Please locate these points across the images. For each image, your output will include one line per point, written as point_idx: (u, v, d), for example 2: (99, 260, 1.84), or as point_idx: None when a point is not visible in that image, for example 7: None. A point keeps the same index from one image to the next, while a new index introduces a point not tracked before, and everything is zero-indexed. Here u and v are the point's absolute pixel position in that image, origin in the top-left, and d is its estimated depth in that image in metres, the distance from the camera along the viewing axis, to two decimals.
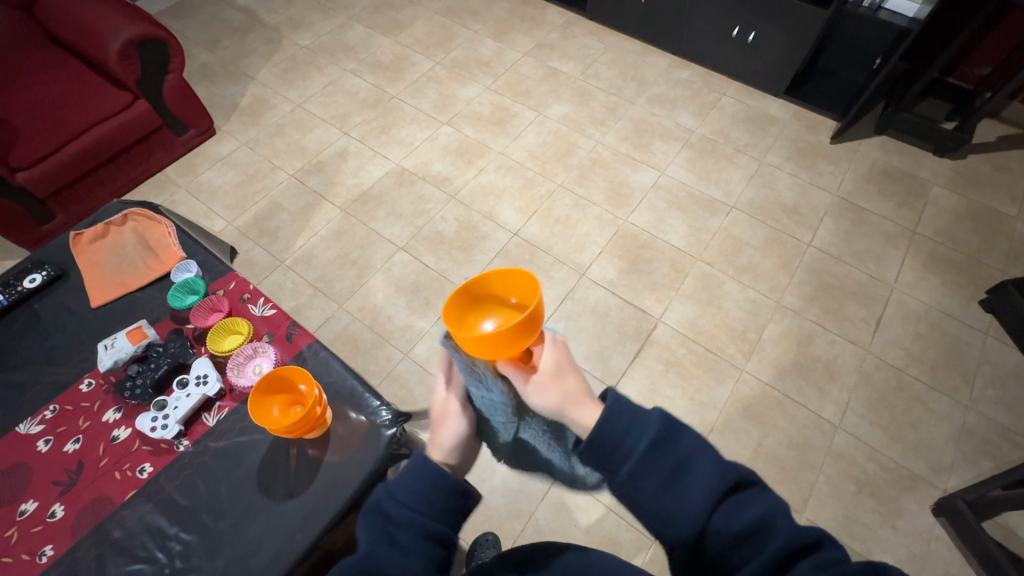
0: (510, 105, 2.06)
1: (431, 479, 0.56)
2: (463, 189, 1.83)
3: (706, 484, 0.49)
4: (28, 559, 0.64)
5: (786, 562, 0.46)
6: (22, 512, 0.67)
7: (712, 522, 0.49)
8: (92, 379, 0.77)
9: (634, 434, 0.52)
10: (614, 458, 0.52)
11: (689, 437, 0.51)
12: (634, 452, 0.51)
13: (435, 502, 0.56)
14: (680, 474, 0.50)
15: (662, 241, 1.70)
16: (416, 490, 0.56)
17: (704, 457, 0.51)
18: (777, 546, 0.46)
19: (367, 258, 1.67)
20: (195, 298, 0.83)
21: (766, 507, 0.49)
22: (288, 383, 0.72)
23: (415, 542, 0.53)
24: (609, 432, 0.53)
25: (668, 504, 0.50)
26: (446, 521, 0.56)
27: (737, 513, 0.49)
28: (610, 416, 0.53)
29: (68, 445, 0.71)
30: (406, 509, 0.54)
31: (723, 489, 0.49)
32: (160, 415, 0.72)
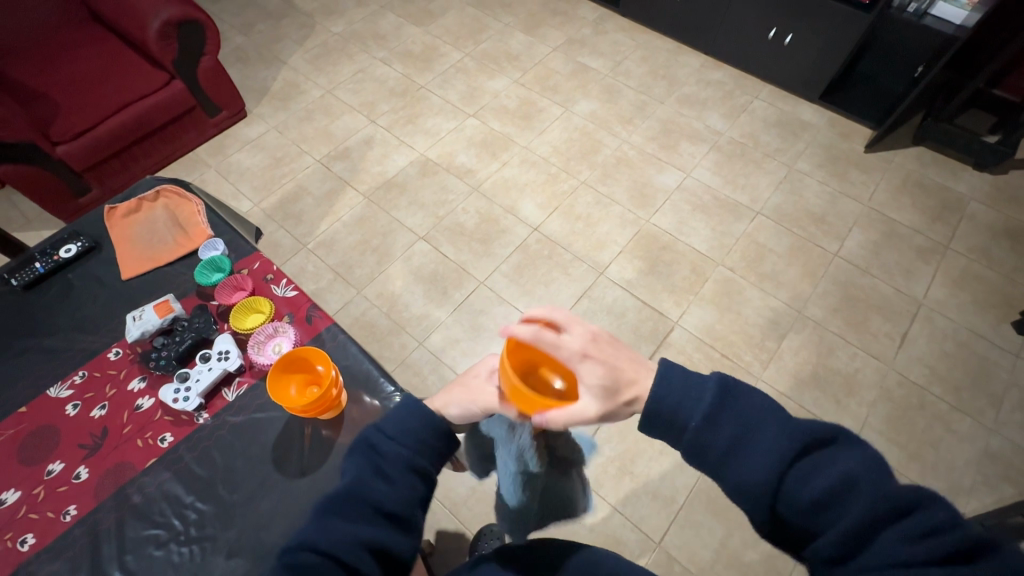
0: (537, 99, 2.05)
1: (416, 417, 0.59)
2: (485, 182, 1.83)
3: (774, 445, 0.46)
4: (52, 517, 0.67)
5: (876, 528, 0.41)
6: (50, 472, 0.70)
7: (785, 486, 0.46)
8: (120, 348, 0.79)
9: (687, 406, 0.51)
10: (677, 434, 0.52)
11: (748, 401, 0.49)
12: (689, 426, 0.50)
13: (422, 439, 0.58)
14: (743, 442, 0.48)
15: (683, 244, 1.68)
16: (403, 425, 0.58)
17: (767, 420, 0.48)
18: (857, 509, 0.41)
19: (388, 246, 1.69)
20: (220, 276, 0.85)
21: (846, 467, 0.44)
22: (306, 363, 0.73)
23: (400, 472, 0.56)
24: (664, 404, 0.52)
25: (735, 472, 0.48)
26: (431, 456, 0.59)
27: (816, 476, 0.45)
28: (659, 388, 0.52)
29: (95, 410, 0.74)
30: (391, 443, 0.57)
31: (793, 450, 0.46)
32: (182, 387, 0.74)
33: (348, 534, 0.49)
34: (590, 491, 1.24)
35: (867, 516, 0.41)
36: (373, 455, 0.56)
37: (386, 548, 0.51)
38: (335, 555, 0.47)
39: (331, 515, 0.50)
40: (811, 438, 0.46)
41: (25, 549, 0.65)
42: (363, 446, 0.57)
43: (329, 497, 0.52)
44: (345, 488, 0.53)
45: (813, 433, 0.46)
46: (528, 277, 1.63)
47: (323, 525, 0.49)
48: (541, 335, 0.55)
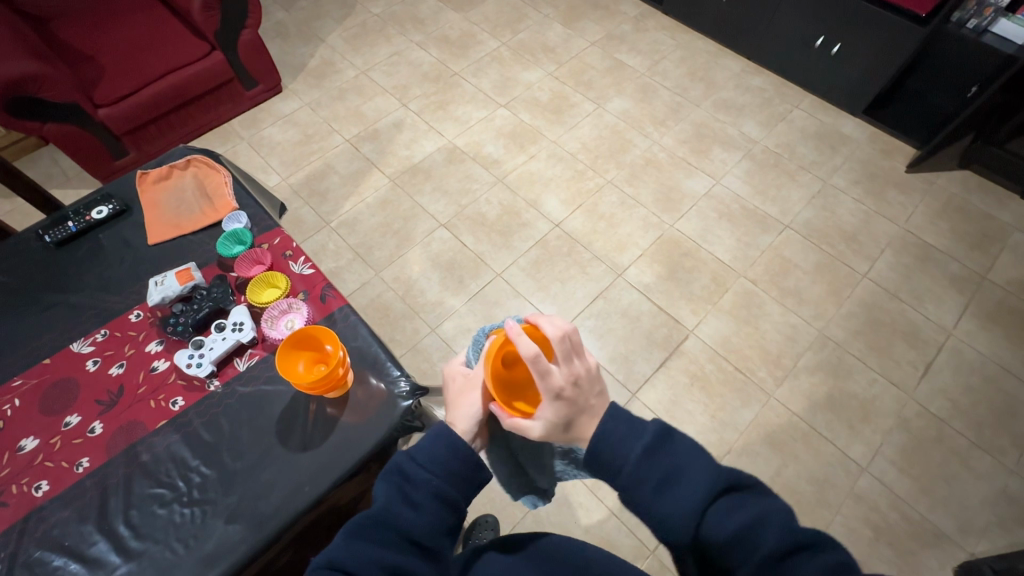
0: (570, 94, 2.03)
1: (448, 447, 0.57)
2: (511, 174, 1.83)
3: (701, 484, 0.51)
4: (66, 467, 0.70)
5: (781, 560, 0.47)
6: (67, 423, 0.73)
7: (706, 524, 0.50)
8: (141, 311, 0.82)
9: (631, 441, 0.54)
10: (614, 469, 0.54)
11: (683, 442, 0.54)
12: (630, 460, 0.53)
13: (451, 469, 0.57)
14: (674, 480, 0.52)
15: (706, 252, 1.66)
16: (434, 453, 0.57)
17: (698, 461, 0.53)
18: (769, 544, 0.47)
19: (409, 231, 1.70)
20: (241, 248, 0.86)
21: (760, 508, 0.50)
22: (315, 342, 0.74)
23: (427, 501, 0.55)
24: (608, 441, 0.55)
25: (665, 507, 0.51)
26: (461, 487, 0.58)
27: (732, 514, 0.50)
28: (607, 425, 0.55)
29: (113, 368, 0.77)
30: (422, 473, 0.56)
31: (717, 489, 0.51)
32: (196, 353, 0.75)
33: (372, 560, 0.50)
34: (588, 493, 1.24)
35: (775, 548, 0.47)
36: (403, 482, 0.56)
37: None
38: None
39: (359, 540, 0.52)
40: (732, 481, 0.52)
41: (39, 495, 0.68)
42: (394, 472, 0.57)
43: (360, 520, 0.53)
44: (374, 515, 0.53)
45: (733, 476, 0.52)
46: (546, 273, 1.62)
47: (350, 549, 0.51)
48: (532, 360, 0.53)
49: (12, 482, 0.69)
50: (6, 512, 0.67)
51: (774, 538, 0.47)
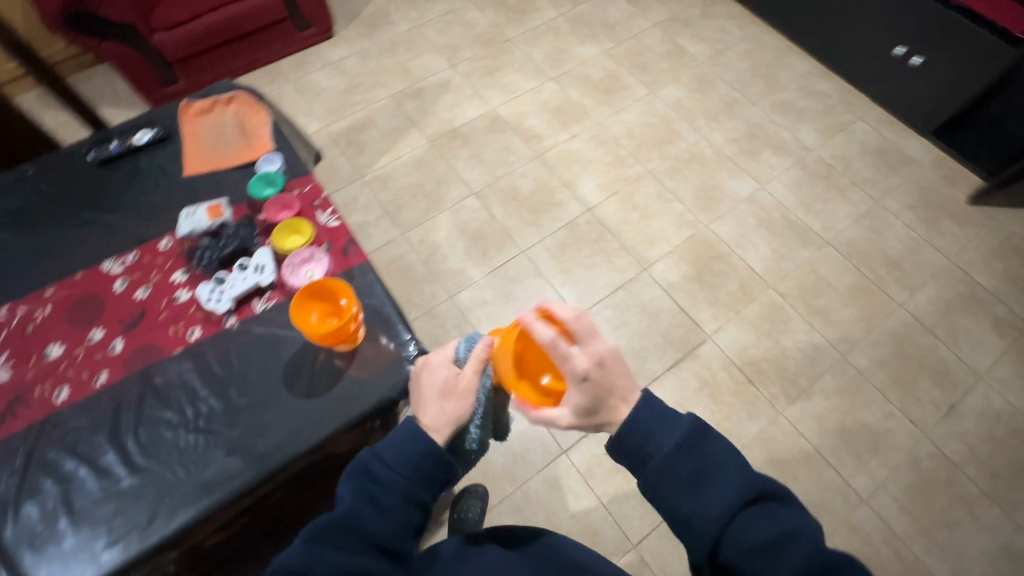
0: (622, 75, 1.97)
1: (417, 449, 0.59)
2: (550, 151, 1.80)
3: (730, 485, 0.53)
4: (85, 379, 0.73)
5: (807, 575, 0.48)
6: (90, 337, 0.76)
7: (732, 528, 0.52)
8: (170, 240, 0.84)
9: (661, 435, 0.56)
10: (637, 459, 0.57)
11: (720, 447, 0.55)
12: (659, 451, 0.56)
13: (418, 471, 0.59)
14: (702, 478, 0.54)
15: (738, 258, 1.62)
16: (401, 455, 0.59)
17: (731, 465, 0.54)
18: (799, 559, 0.48)
19: (440, 195, 1.69)
20: (271, 191, 0.86)
21: (794, 524, 0.51)
22: (332, 294, 0.75)
23: (395, 504, 0.58)
24: (639, 429, 0.57)
25: (691, 502, 0.53)
26: (428, 487, 0.60)
27: (759, 524, 0.52)
28: (640, 414, 0.57)
29: (139, 292, 0.79)
30: (386, 477, 0.58)
31: (747, 495, 0.53)
32: (217, 289, 0.77)
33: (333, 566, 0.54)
34: (579, 478, 1.31)
35: (802, 561, 0.48)
36: (370, 482, 0.58)
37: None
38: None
39: (321, 547, 0.55)
40: (764, 492, 0.54)
41: (59, 401, 0.72)
42: (360, 472, 0.59)
43: (323, 523, 0.56)
44: (337, 519, 0.56)
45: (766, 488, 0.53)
46: (570, 257, 1.61)
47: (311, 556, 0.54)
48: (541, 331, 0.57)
49: (36, 385, 0.73)
50: (28, 412, 0.71)
51: (803, 554, 0.49)
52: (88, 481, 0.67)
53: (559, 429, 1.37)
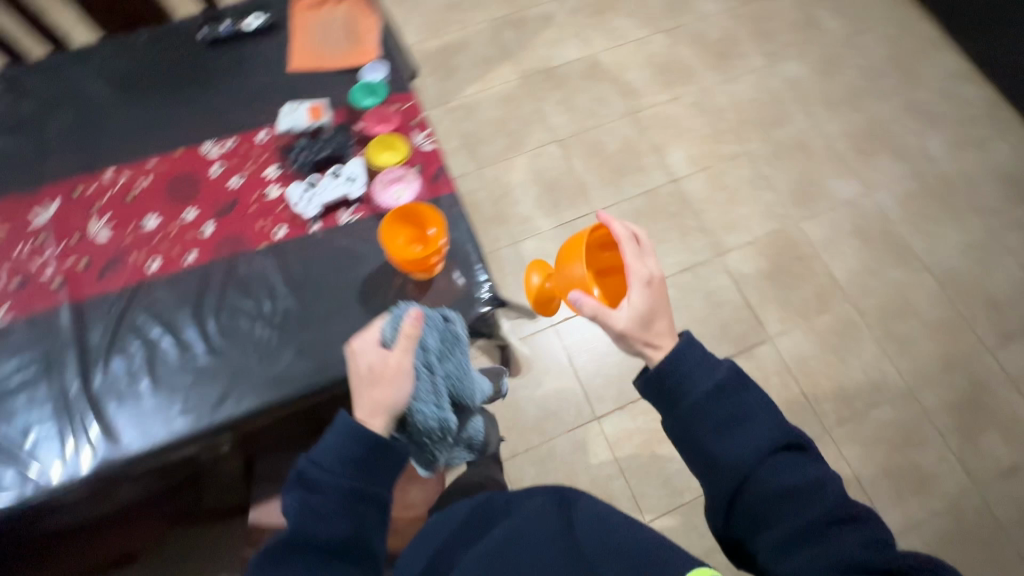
0: (742, 40, 1.79)
1: (353, 441, 0.60)
2: (646, 111, 1.69)
3: (760, 432, 0.58)
4: (176, 255, 0.76)
5: (829, 525, 0.53)
6: (184, 216, 0.78)
7: (759, 474, 0.57)
8: (267, 132, 0.83)
9: (700, 377, 0.61)
10: (674, 401, 0.62)
11: (756, 399, 0.60)
12: (696, 391, 0.60)
13: (357, 463, 0.60)
14: (734, 423, 0.59)
15: (821, 264, 1.52)
16: (336, 453, 0.60)
17: (762, 414, 0.60)
18: (820, 511, 0.54)
19: (523, 136, 1.63)
20: (372, 102, 0.83)
21: (815, 473, 0.57)
22: (422, 221, 0.74)
23: (340, 504, 0.58)
24: (680, 370, 0.61)
25: (724, 445, 0.59)
26: (371, 477, 0.61)
27: (785, 473, 0.57)
28: (683, 354, 0.62)
29: (234, 180, 0.80)
30: (328, 481, 0.58)
31: (776, 445, 0.58)
32: (307, 192, 0.77)
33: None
34: (605, 446, 1.32)
35: (823, 513, 0.54)
36: (311, 489, 0.58)
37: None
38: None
39: (279, 564, 0.55)
40: (790, 441, 0.59)
41: (152, 271, 0.75)
42: (300, 482, 0.59)
43: (275, 542, 0.56)
44: (292, 530, 0.56)
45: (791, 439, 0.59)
46: (643, 227, 1.55)
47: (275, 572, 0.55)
48: (649, 257, 0.70)
49: (132, 251, 0.76)
50: (123, 276, 0.74)
51: (825, 506, 0.54)
52: (170, 352, 0.71)
53: (597, 396, 1.37)
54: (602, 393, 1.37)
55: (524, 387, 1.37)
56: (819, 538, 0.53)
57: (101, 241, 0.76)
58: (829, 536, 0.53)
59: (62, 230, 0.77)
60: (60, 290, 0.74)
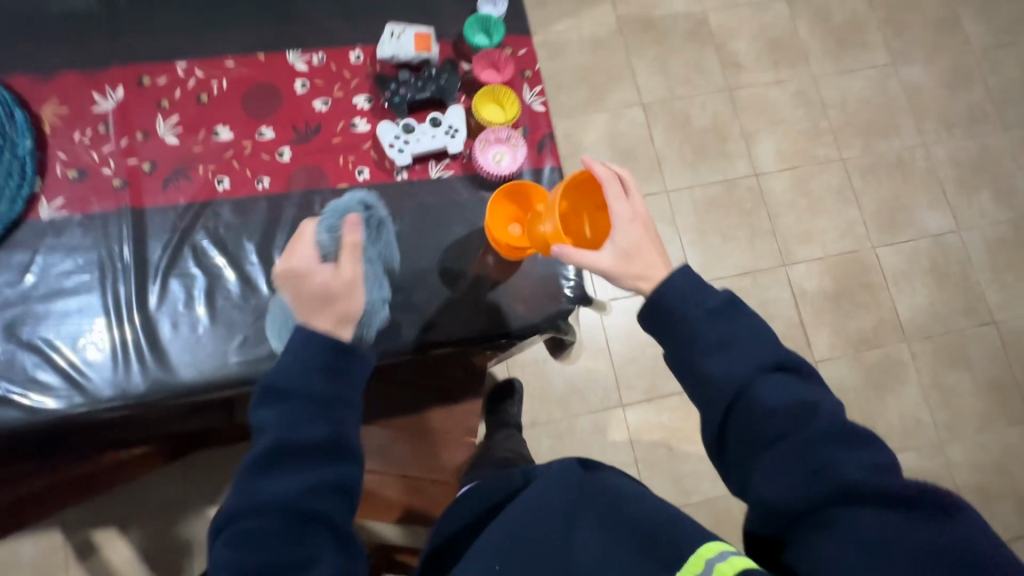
0: (869, 29, 1.59)
1: (316, 348, 0.51)
2: (744, 90, 1.52)
3: (754, 352, 0.53)
4: (248, 178, 0.68)
5: (824, 446, 0.48)
6: (260, 134, 0.70)
7: (750, 392, 0.52)
8: (362, 54, 0.73)
9: (697, 300, 0.56)
10: (668, 329, 0.57)
11: (751, 321, 0.55)
12: (692, 316, 0.55)
13: (322, 369, 0.51)
14: (728, 342, 0.54)
15: (888, 296, 1.44)
16: (295, 361, 0.51)
17: (758, 337, 0.54)
18: (816, 428, 0.49)
19: (606, 92, 1.49)
20: (484, 41, 0.72)
21: (814, 396, 0.51)
22: (527, 201, 0.67)
23: (312, 413, 0.50)
24: (675, 298, 0.56)
25: (715, 366, 0.53)
26: (342, 380, 0.52)
27: (781, 391, 0.51)
28: (678, 288, 0.56)
29: (318, 102, 0.71)
30: (296, 389, 0.50)
31: (769, 364, 0.53)
32: (401, 137, 0.68)
33: (292, 488, 0.48)
34: (625, 434, 1.31)
35: (822, 431, 0.49)
36: (278, 403, 0.50)
37: (344, 487, 0.50)
38: (291, 512, 0.47)
39: (265, 475, 0.48)
40: (786, 363, 0.53)
41: (219, 189, 0.68)
42: (267, 397, 0.51)
43: (250, 462, 0.49)
44: (272, 442, 0.49)
45: (789, 359, 0.53)
46: (712, 219, 1.45)
47: (262, 487, 0.48)
48: (633, 195, 0.62)
49: (200, 162, 0.68)
50: (189, 189, 0.68)
51: (822, 425, 0.49)
52: (231, 284, 0.66)
53: (627, 384, 1.34)
54: (632, 382, 1.34)
55: (556, 359, 1.33)
56: (824, 454, 0.48)
57: (166, 144, 0.69)
58: (831, 464, 0.48)
59: (123, 121, 0.69)
60: (119, 190, 0.67)
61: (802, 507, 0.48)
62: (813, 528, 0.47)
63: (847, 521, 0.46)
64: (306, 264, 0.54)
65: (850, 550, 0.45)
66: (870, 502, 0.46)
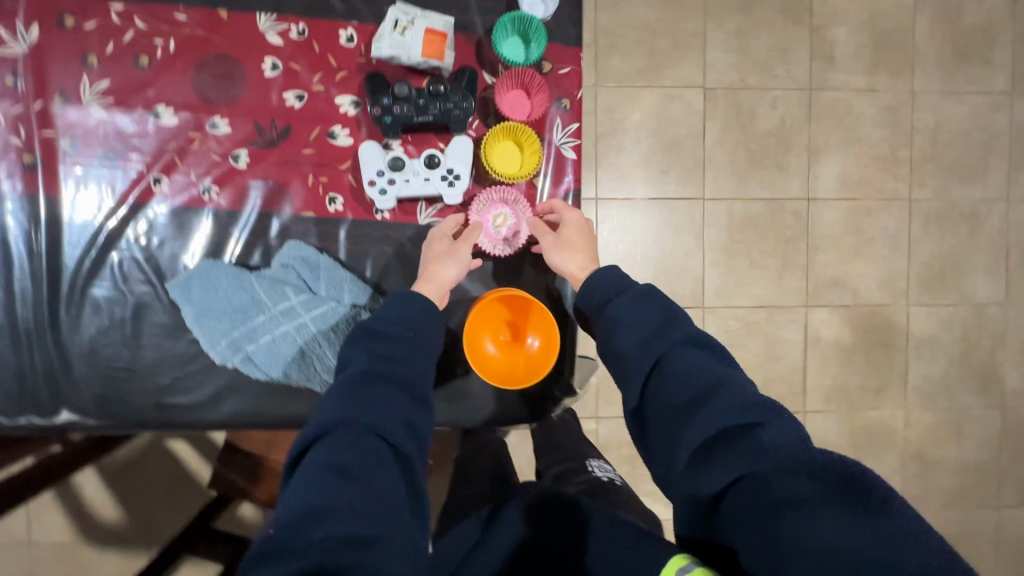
0: (998, 42, 1.30)
1: (411, 302, 0.50)
2: (827, 92, 1.28)
3: (678, 333, 0.43)
4: (192, 183, 0.55)
5: (732, 428, 0.37)
6: (212, 126, 0.55)
7: (659, 375, 0.41)
8: (356, 36, 0.55)
9: (616, 292, 0.48)
10: (597, 310, 0.49)
11: (667, 305, 0.45)
12: (609, 307, 0.47)
13: (416, 318, 0.49)
14: (663, 328, 0.43)
15: (904, 359, 1.33)
16: (399, 306, 0.49)
17: (678, 318, 0.44)
18: (729, 407, 0.37)
19: (665, 64, 1.25)
20: (515, 54, 0.55)
21: (721, 376, 0.39)
22: (513, 320, 0.57)
23: (407, 357, 0.46)
24: (596, 291, 0.49)
25: (628, 343, 0.43)
26: (428, 337, 0.49)
27: (687, 377, 0.40)
28: (592, 285, 0.49)
29: (291, 96, 0.55)
30: (394, 329, 0.47)
31: (686, 340, 0.42)
32: (387, 173, 0.55)
33: (387, 414, 0.41)
34: None
35: (740, 413, 0.37)
36: (369, 339, 0.46)
37: (425, 435, 0.44)
38: (382, 436, 0.40)
39: (357, 394, 0.41)
40: (701, 340, 0.42)
41: (156, 191, 0.55)
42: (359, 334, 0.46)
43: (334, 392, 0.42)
44: (363, 369, 0.43)
45: (704, 337, 0.42)
46: (744, 241, 1.29)
47: (358, 402, 0.40)
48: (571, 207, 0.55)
49: (133, 150, 0.54)
50: (119, 184, 0.54)
51: (737, 403, 0.37)
52: (160, 312, 0.55)
53: None
54: None
55: None
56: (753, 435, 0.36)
57: (92, 117, 0.54)
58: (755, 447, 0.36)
59: (38, 76, 0.53)
60: (30, 170, 0.54)
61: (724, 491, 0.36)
62: (747, 510, 0.35)
63: (788, 498, 0.34)
64: (439, 228, 0.54)
65: (807, 537, 0.33)
66: (805, 476, 0.34)
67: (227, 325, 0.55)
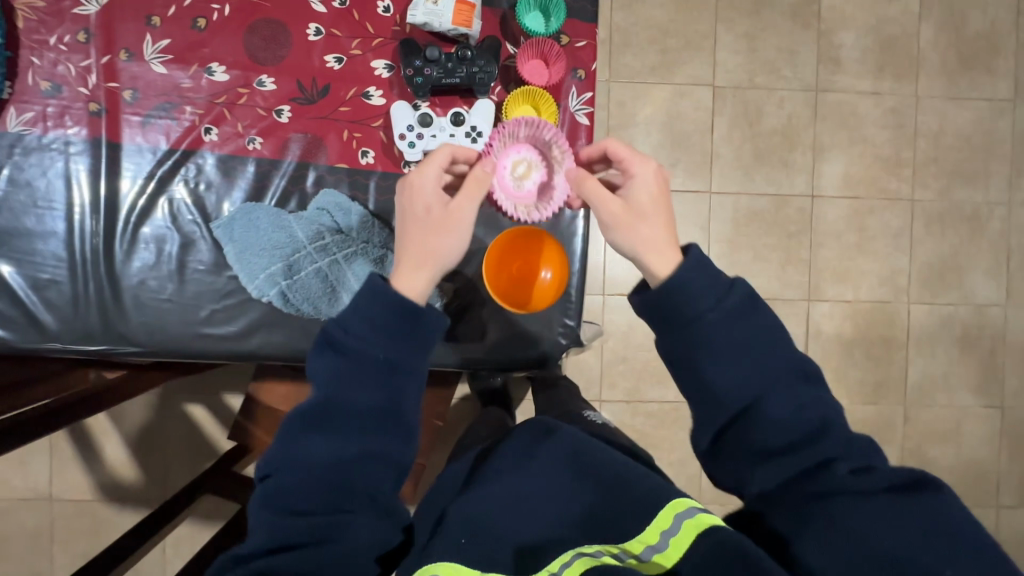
0: (1002, 50, 1.34)
1: (378, 292, 0.45)
2: (833, 94, 1.33)
3: (781, 359, 0.41)
4: (238, 134, 0.60)
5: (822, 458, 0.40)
6: (259, 83, 0.60)
7: (756, 409, 0.40)
8: (393, 6, 0.61)
9: (710, 294, 0.42)
10: (681, 321, 0.43)
11: (765, 319, 0.42)
12: (702, 314, 0.42)
13: (386, 324, 0.44)
14: (762, 349, 0.42)
15: (904, 356, 1.36)
16: (367, 310, 0.45)
17: (779, 339, 0.42)
18: (825, 442, 0.40)
19: (677, 61, 1.30)
20: (536, 25, 0.60)
21: (825, 404, 0.41)
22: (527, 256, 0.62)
23: (371, 380, 0.44)
24: (687, 292, 0.43)
25: (725, 376, 0.41)
26: (402, 344, 0.45)
27: (787, 404, 0.40)
28: (685, 281, 0.43)
29: (331, 58, 0.61)
30: (360, 347, 0.44)
31: (795, 368, 0.41)
32: (416, 129, 0.60)
33: (337, 455, 0.42)
34: None
35: (830, 450, 0.40)
36: (337, 357, 0.44)
37: (393, 461, 0.44)
38: (332, 480, 0.42)
39: (313, 434, 0.43)
40: (802, 365, 0.42)
41: (205, 140, 0.60)
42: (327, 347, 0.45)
43: (295, 424, 0.44)
44: (321, 403, 0.43)
45: (807, 363, 0.42)
46: (749, 234, 1.33)
47: (309, 447, 0.43)
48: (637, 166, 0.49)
49: (187, 102, 0.60)
50: (173, 132, 0.60)
51: (831, 444, 0.40)
52: (204, 249, 0.60)
53: None
54: None
55: None
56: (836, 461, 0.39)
57: (152, 71, 0.60)
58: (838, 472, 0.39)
59: (106, 32, 0.59)
60: (94, 117, 0.59)
61: (790, 500, 0.40)
62: (818, 524, 0.39)
63: (845, 500, 0.39)
64: (423, 185, 0.48)
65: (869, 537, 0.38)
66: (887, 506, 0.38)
67: (266, 260, 0.60)
